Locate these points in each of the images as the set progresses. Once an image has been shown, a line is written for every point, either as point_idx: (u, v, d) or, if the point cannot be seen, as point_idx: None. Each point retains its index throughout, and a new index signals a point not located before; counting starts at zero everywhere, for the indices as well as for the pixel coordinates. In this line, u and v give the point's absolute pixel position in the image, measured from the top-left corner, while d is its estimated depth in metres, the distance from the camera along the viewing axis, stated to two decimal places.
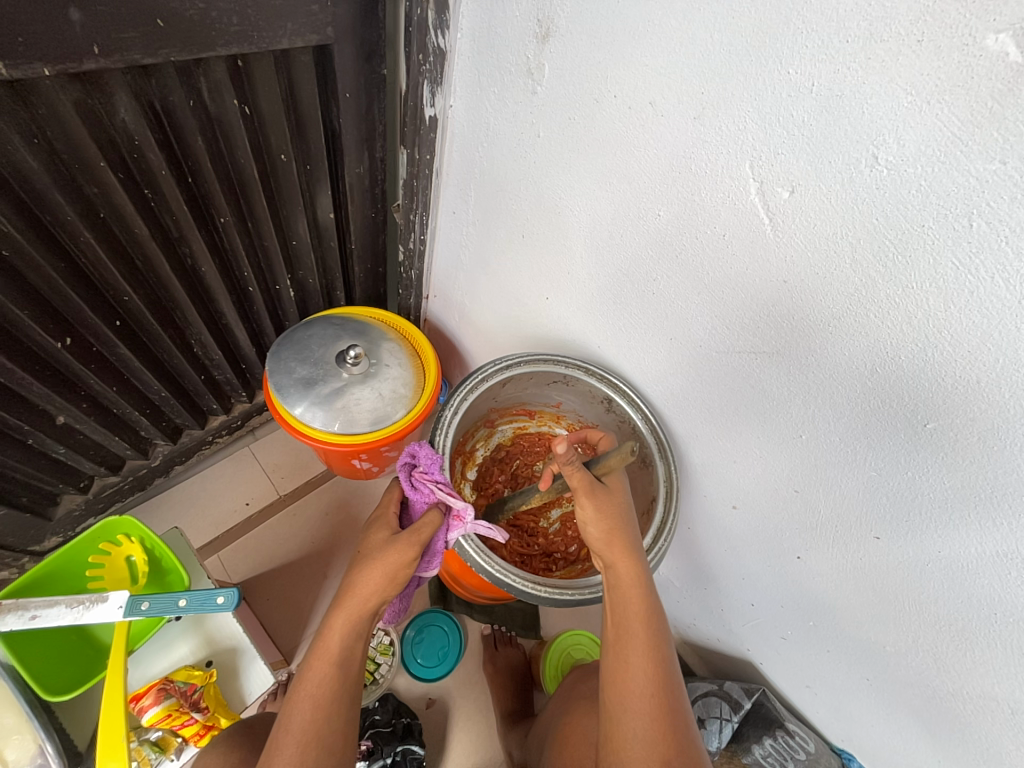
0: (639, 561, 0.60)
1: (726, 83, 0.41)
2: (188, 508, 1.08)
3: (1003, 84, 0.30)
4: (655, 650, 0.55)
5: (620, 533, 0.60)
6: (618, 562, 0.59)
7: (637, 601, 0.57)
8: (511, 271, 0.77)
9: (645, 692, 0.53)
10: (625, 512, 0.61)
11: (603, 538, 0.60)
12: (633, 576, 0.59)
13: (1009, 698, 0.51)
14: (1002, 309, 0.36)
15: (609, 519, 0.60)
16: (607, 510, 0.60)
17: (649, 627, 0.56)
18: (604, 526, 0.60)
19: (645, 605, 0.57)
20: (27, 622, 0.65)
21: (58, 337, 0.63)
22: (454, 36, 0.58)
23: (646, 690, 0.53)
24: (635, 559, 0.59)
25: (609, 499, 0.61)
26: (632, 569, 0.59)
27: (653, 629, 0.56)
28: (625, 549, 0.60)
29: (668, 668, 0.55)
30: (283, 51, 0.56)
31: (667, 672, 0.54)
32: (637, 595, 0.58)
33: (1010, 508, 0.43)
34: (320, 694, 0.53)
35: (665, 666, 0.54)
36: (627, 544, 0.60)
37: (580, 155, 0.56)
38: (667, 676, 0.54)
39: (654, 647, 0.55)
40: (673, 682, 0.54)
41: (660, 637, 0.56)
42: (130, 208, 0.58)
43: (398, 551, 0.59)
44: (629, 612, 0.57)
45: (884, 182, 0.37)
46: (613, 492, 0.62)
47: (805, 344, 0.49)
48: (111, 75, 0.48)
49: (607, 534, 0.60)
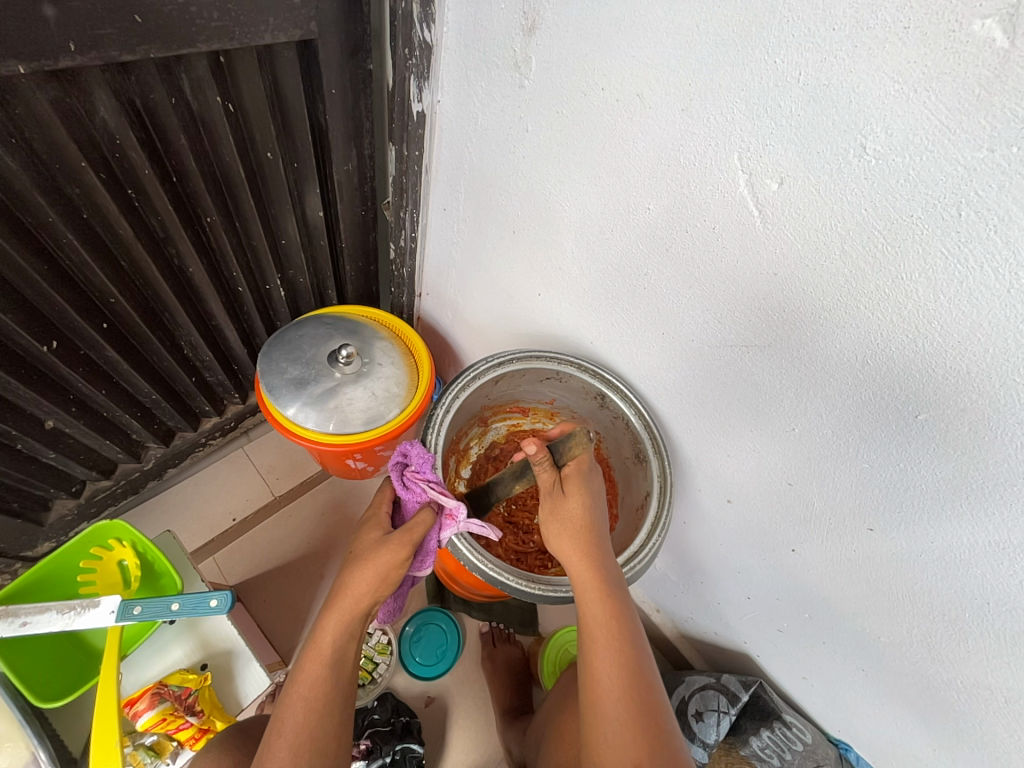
0: (599, 564, 0.59)
1: (714, 74, 0.41)
2: (183, 511, 1.07)
3: (990, 70, 0.30)
4: (624, 653, 0.54)
5: (575, 537, 0.60)
6: (577, 567, 0.59)
7: (598, 606, 0.56)
8: (503, 267, 0.76)
9: (614, 697, 0.52)
10: (583, 514, 0.61)
11: (562, 542, 0.61)
12: (592, 580, 0.58)
13: (1004, 687, 0.52)
14: (992, 299, 0.36)
15: (564, 523, 0.61)
16: (562, 513, 0.61)
17: (614, 631, 0.55)
18: (561, 530, 0.61)
19: (607, 609, 0.56)
20: (18, 629, 0.65)
21: (44, 340, 0.63)
22: (440, 30, 0.57)
23: (616, 695, 0.53)
24: (593, 562, 0.59)
25: (566, 502, 0.61)
26: (591, 572, 0.58)
27: (618, 632, 0.55)
28: (584, 552, 0.59)
29: (641, 670, 0.54)
30: (267, 46, 0.56)
31: (639, 676, 0.54)
32: (597, 599, 0.57)
33: (1002, 497, 0.42)
34: (313, 695, 0.52)
35: (637, 668, 0.54)
36: (585, 548, 0.60)
37: (569, 149, 0.56)
38: (640, 679, 0.54)
39: (623, 650, 0.55)
40: (647, 684, 0.53)
41: (629, 640, 0.55)
42: (113, 209, 0.57)
43: (390, 551, 0.59)
44: (589, 617, 0.57)
45: (873, 172, 0.37)
46: (571, 495, 0.62)
47: (797, 336, 0.49)
48: (90, 72, 0.47)
49: (565, 539, 0.60)
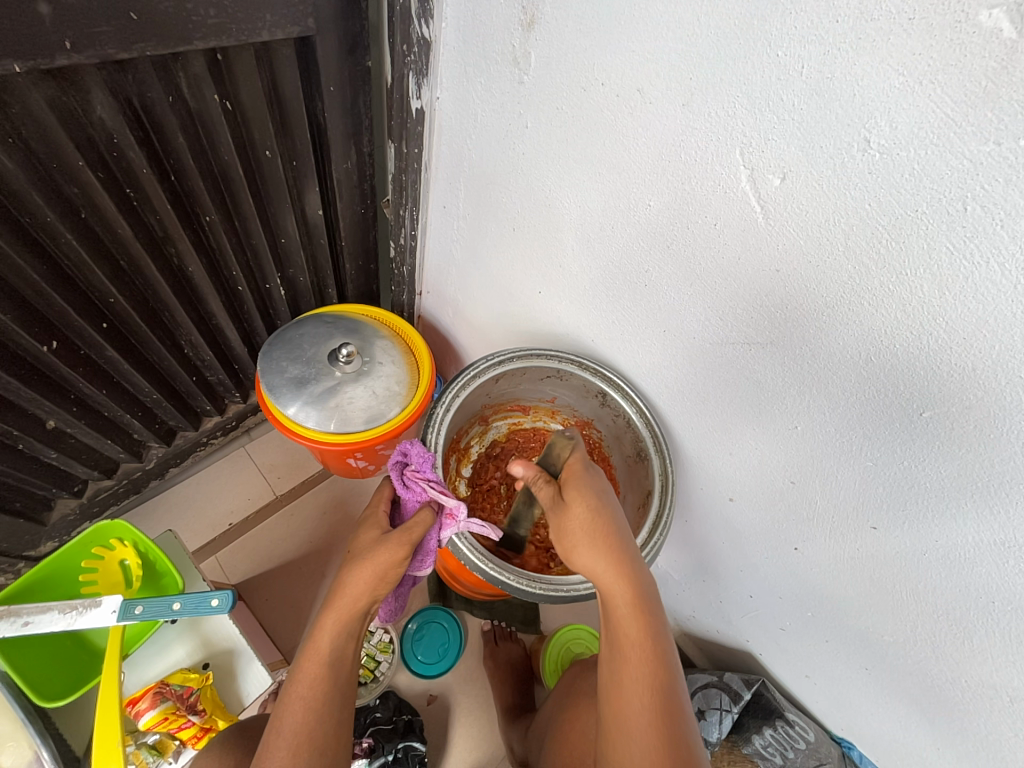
0: (632, 577, 0.55)
1: (715, 68, 0.40)
2: (185, 510, 1.07)
3: (997, 62, 0.29)
4: (656, 672, 0.51)
5: (591, 547, 0.57)
6: (604, 579, 0.56)
7: (631, 621, 0.53)
8: (503, 265, 0.76)
9: (644, 721, 0.49)
10: (592, 522, 0.57)
11: (582, 553, 0.57)
12: (621, 593, 0.55)
13: (1009, 686, 0.51)
14: (998, 295, 0.35)
15: (576, 533, 0.58)
16: (573, 523, 0.58)
17: (647, 648, 0.52)
18: (578, 540, 0.58)
19: (640, 624, 0.53)
20: (21, 628, 0.65)
21: (44, 340, 0.62)
22: (439, 25, 0.57)
23: (645, 716, 0.49)
24: (624, 573, 0.55)
25: (569, 512, 0.59)
26: (624, 585, 0.55)
27: (652, 651, 0.52)
28: (615, 562, 0.56)
29: (673, 689, 0.51)
30: (264, 43, 0.55)
31: (671, 696, 0.50)
32: (628, 614, 0.54)
33: (1007, 496, 0.42)
34: (311, 695, 0.52)
35: (668, 688, 0.51)
36: (614, 557, 0.56)
37: (569, 146, 0.55)
38: (671, 699, 0.50)
39: (656, 669, 0.51)
40: (677, 703, 0.50)
41: (663, 658, 0.52)
42: (112, 208, 0.57)
43: (387, 551, 0.59)
44: (622, 632, 0.54)
45: (876, 166, 0.37)
46: (574, 501, 0.59)
47: (800, 334, 0.48)
48: (86, 71, 0.47)
49: (586, 549, 0.57)
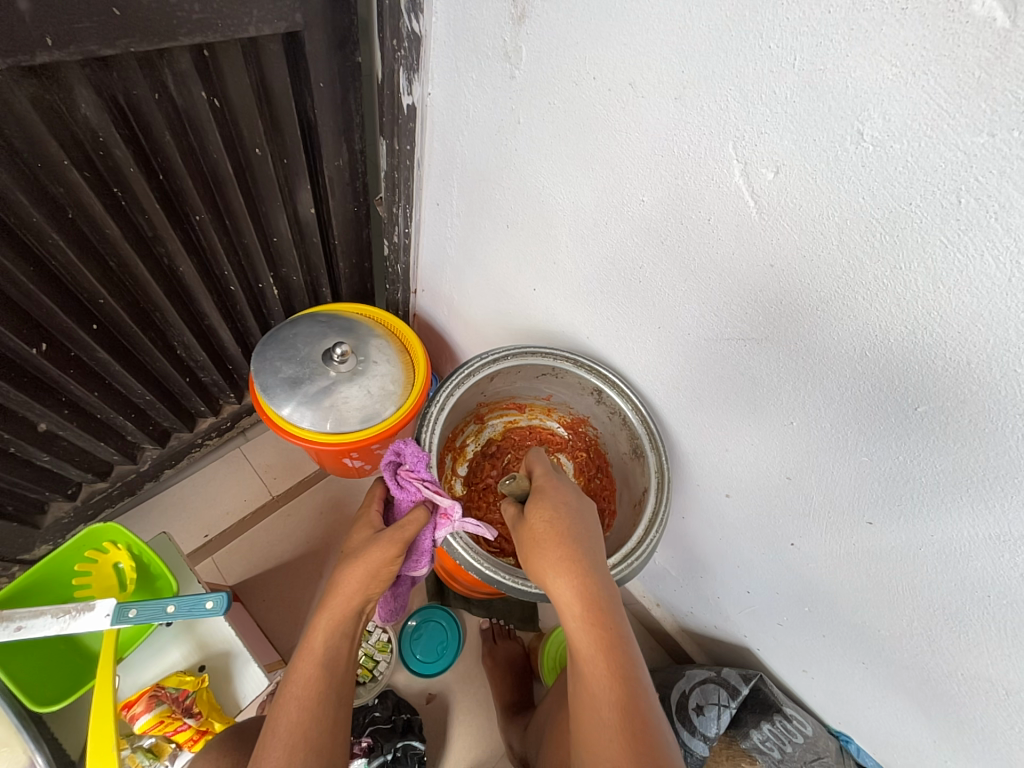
0: (585, 589, 0.54)
1: (707, 61, 0.40)
2: (180, 512, 1.07)
3: (991, 52, 0.29)
4: (619, 686, 0.50)
5: (548, 559, 0.56)
6: (557, 594, 0.55)
7: (585, 635, 0.53)
8: (497, 262, 0.75)
9: (608, 734, 0.49)
10: (550, 533, 0.57)
11: (540, 564, 0.56)
12: (574, 607, 0.54)
13: (1006, 679, 0.51)
14: (992, 288, 0.35)
15: (531, 545, 0.57)
16: (532, 535, 0.58)
17: (605, 662, 0.51)
18: (533, 553, 0.57)
19: (595, 638, 0.52)
20: (13, 634, 0.64)
21: (33, 342, 0.62)
22: (429, 20, 0.56)
23: (609, 730, 0.49)
24: (576, 585, 0.54)
25: (526, 525, 0.59)
26: (575, 598, 0.54)
27: (611, 664, 0.51)
28: (565, 575, 0.55)
29: (644, 702, 0.50)
30: (251, 39, 0.55)
31: (635, 711, 0.49)
32: (582, 628, 0.53)
33: (1003, 489, 0.42)
34: (306, 694, 0.52)
35: (635, 700, 0.50)
36: (566, 568, 0.55)
37: (561, 141, 0.55)
38: (637, 713, 0.49)
39: (617, 682, 0.51)
40: (645, 717, 0.49)
41: (626, 670, 0.51)
42: (99, 207, 0.56)
43: (380, 550, 0.58)
44: (578, 647, 0.53)
45: (870, 159, 0.36)
46: (531, 512, 0.59)
47: (795, 329, 0.48)
48: (69, 68, 0.46)
49: (539, 564, 0.56)
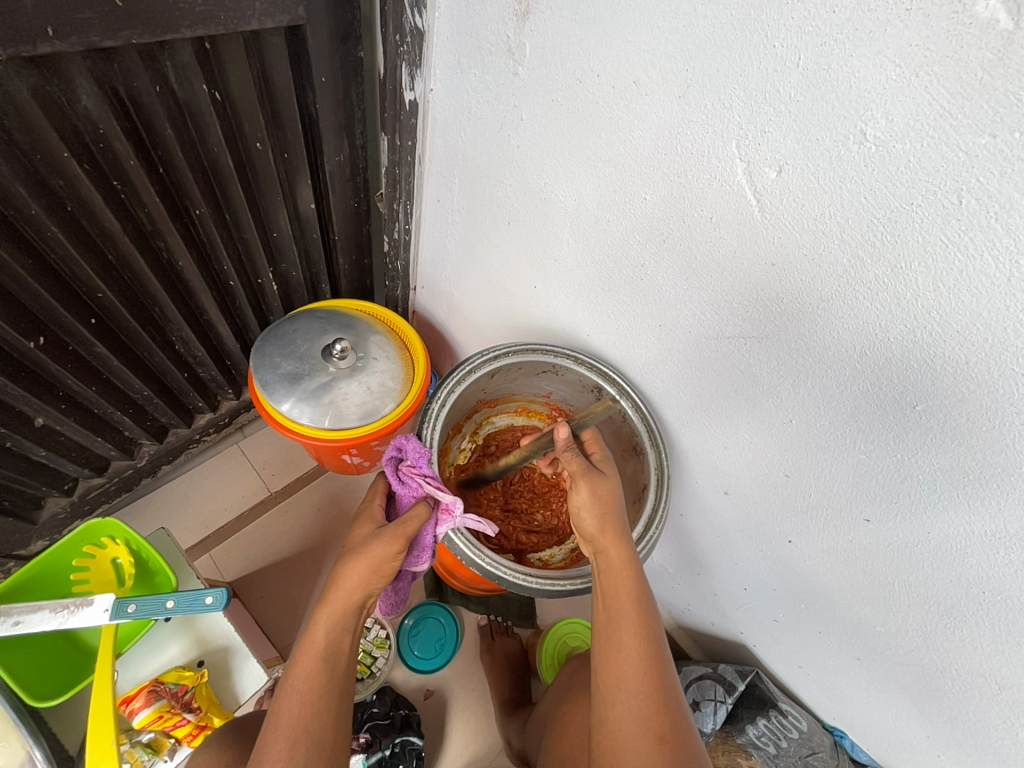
0: (626, 547, 0.60)
1: (711, 58, 0.40)
2: (178, 508, 1.06)
3: (994, 53, 0.29)
4: (646, 630, 0.54)
5: (607, 516, 0.61)
6: (607, 548, 0.60)
7: (623, 584, 0.57)
8: (498, 259, 0.75)
9: (637, 670, 0.52)
10: (617, 497, 0.62)
11: (597, 518, 0.61)
12: (622, 560, 0.59)
13: (999, 674, 0.52)
14: (991, 288, 0.35)
15: (601, 506, 0.61)
16: (600, 493, 0.62)
17: (638, 609, 0.56)
18: (598, 511, 0.61)
19: (632, 588, 0.57)
20: (11, 629, 0.64)
21: (31, 336, 0.62)
22: (432, 15, 0.56)
23: (637, 663, 0.52)
24: (624, 545, 0.60)
25: (605, 486, 0.62)
26: (619, 550, 0.60)
27: (641, 609, 0.56)
28: (613, 533, 0.61)
29: (660, 649, 0.54)
30: (253, 32, 0.54)
31: (657, 655, 0.53)
32: (625, 578, 0.58)
33: (999, 487, 0.42)
34: (306, 687, 0.52)
35: (656, 642, 0.54)
36: (615, 528, 0.61)
37: (565, 139, 0.55)
38: (657, 655, 0.53)
39: (645, 627, 0.54)
40: (662, 665, 0.53)
41: (649, 619, 0.55)
42: (99, 201, 0.56)
43: (382, 544, 0.59)
44: (615, 594, 0.57)
45: (872, 159, 0.37)
46: (608, 479, 0.63)
47: (795, 327, 0.48)
48: (69, 60, 0.46)
49: (600, 522, 0.61)
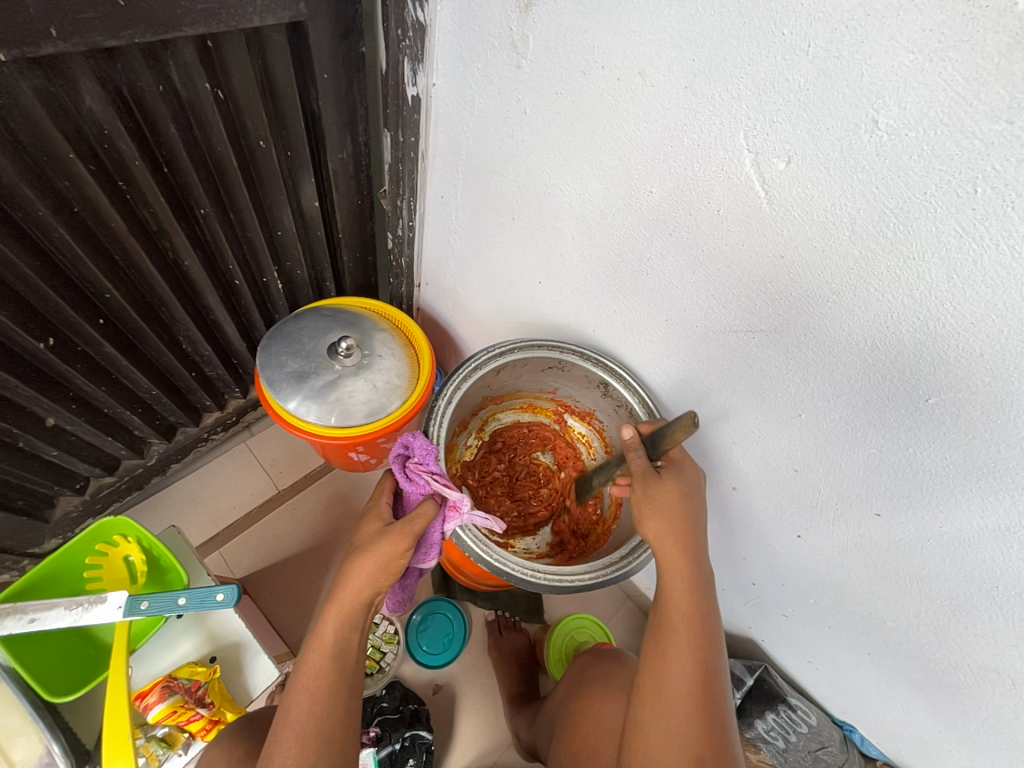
0: (692, 559, 0.56)
1: (717, 48, 0.40)
2: (188, 506, 1.07)
3: (1012, 37, 0.28)
4: (698, 652, 0.53)
5: (671, 526, 0.57)
6: (669, 559, 0.56)
7: (684, 600, 0.55)
8: (504, 255, 0.75)
9: (682, 690, 0.52)
10: (681, 507, 0.57)
11: (655, 525, 0.57)
12: (682, 572, 0.56)
13: (1011, 669, 0.52)
14: (1008, 278, 0.35)
15: (658, 510, 0.57)
16: (655, 498, 0.57)
17: (695, 629, 0.54)
18: (657, 517, 0.57)
19: (692, 606, 0.55)
20: (27, 625, 0.65)
21: (41, 337, 0.62)
22: (433, 9, 0.56)
23: (685, 685, 0.52)
24: (689, 560, 0.56)
25: (660, 489, 0.58)
26: (684, 564, 0.56)
27: (698, 630, 0.54)
28: (679, 545, 0.56)
29: (712, 672, 0.53)
30: (255, 29, 0.54)
31: (707, 677, 0.52)
32: (685, 594, 0.55)
33: (1012, 481, 0.42)
34: (317, 686, 0.52)
35: (708, 663, 0.53)
36: (683, 541, 0.56)
37: (569, 132, 0.54)
38: (707, 677, 0.52)
39: (700, 652, 0.53)
40: (711, 687, 0.52)
41: (705, 640, 0.54)
42: (104, 201, 0.56)
43: (391, 542, 0.58)
44: (675, 610, 0.55)
45: (884, 148, 0.36)
46: (668, 480, 0.58)
47: (804, 319, 0.48)
48: (73, 60, 0.46)
49: (662, 528, 0.57)
